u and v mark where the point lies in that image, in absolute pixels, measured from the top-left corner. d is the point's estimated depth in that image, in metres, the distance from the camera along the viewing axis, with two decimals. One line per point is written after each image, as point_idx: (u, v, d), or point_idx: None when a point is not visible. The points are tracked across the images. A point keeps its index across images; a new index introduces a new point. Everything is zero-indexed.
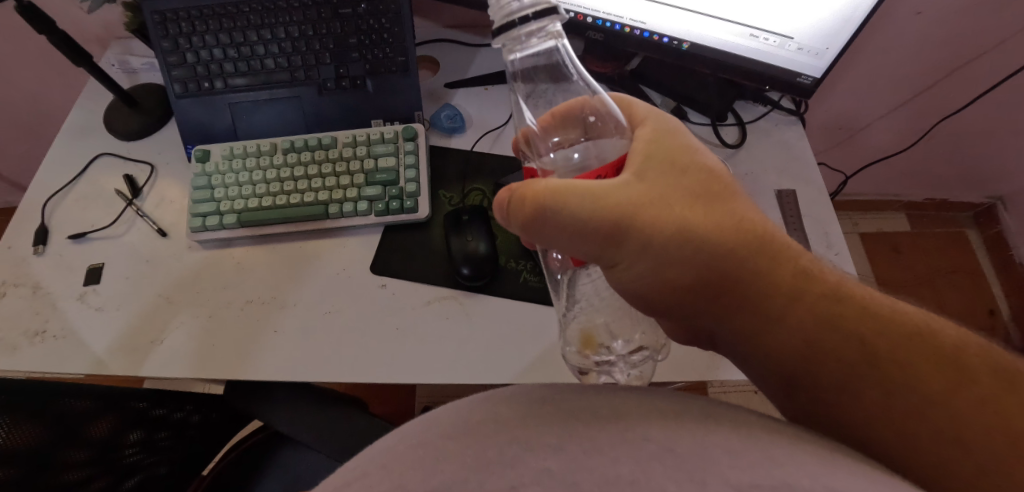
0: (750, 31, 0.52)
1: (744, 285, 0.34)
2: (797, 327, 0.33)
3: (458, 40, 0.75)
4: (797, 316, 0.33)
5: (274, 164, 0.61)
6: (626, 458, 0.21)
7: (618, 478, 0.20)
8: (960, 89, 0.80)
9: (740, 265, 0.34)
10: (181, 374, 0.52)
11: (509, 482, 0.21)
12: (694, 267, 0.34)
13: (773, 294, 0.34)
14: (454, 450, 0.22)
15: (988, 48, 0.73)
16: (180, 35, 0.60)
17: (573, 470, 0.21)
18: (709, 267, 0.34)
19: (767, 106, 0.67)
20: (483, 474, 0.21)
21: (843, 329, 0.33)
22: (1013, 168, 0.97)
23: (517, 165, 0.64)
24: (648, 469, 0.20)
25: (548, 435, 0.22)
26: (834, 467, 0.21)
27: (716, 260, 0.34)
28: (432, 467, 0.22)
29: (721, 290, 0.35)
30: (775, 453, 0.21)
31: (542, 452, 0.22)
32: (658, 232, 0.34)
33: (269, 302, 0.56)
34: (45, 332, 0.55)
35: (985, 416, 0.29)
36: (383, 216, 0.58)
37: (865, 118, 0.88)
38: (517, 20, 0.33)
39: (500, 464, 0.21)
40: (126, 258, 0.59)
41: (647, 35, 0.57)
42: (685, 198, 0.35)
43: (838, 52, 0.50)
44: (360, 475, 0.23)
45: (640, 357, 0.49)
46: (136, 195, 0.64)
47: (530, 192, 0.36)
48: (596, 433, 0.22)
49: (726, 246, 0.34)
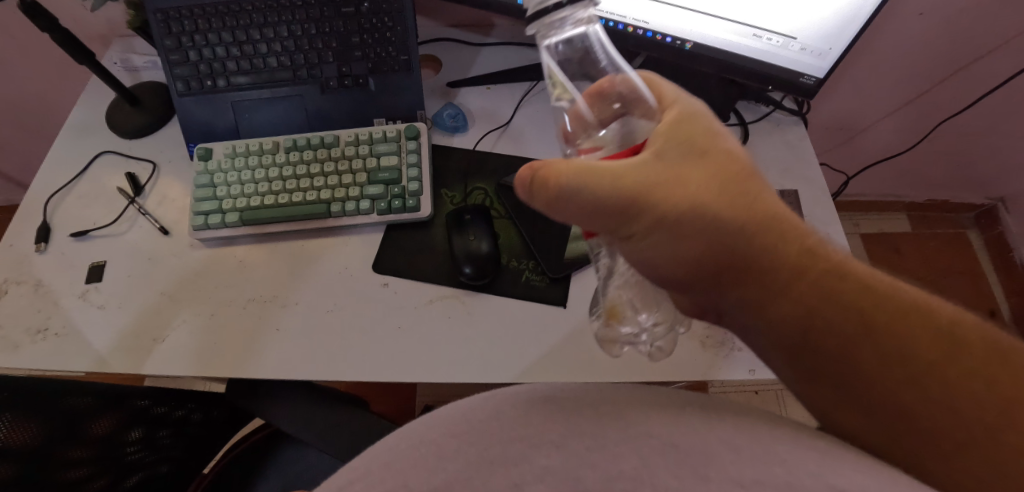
0: (753, 31, 0.52)
1: (748, 260, 0.34)
2: (802, 299, 0.33)
3: (460, 40, 0.75)
4: (802, 292, 0.33)
5: (277, 162, 0.61)
6: (628, 455, 0.21)
7: (620, 475, 0.20)
8: (961, 90, 0.80)
9: (746, 240, 0.34)
10: (183, 372, 0.52)
11: (511, 480, 0.21)
12: (699, 244, 0.34)
13: (781, 268, 0.34)
14: (457, 448, 0.22)
15: (990, 48, 0.73)
16: (183, 34, 0.60)
17: (575, 467, 0.21)
18: (715, 243, 0.34)
19: (769, 106, 0.67)
20: (486, 472, 0.21)
21: (850, 304, 0.32)
22: (1014, 169, 0.97)
23: (519, 164, 0.64)
24: (650, 466, 0.21)
25: (551, 432, 0.22)
26: (837, 463, 0.21)
27: (721, 236, 0.34)
28: (436, 465, 0.22)
29: (726, 264, 0.35)
30: (777, 449, 0.21)
31: (545, 450, 0.22)
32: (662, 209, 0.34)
33: (270, 301, 0.56)
34: (47, 330, 0.55)
35: (981, 395, 0.29)
36: (386, 214, 0.58)
37: (867, 119, 0.88)
38: (551, 5, 0.34)
39: (503, 462, 0.21)
40: (128, 255, 0.59)
41: (650, 34, 0.57)
42: (692, 175, 0.34)
43: (841, 52, 0.50)
44: (362, 472, 0.23)
45: (660, 328, 0.50)
46: (138, 193, 0.64)
47: (546, 169, 0.37)
48: (599, 430, 0.22)
49: (733, 223, 0.34)
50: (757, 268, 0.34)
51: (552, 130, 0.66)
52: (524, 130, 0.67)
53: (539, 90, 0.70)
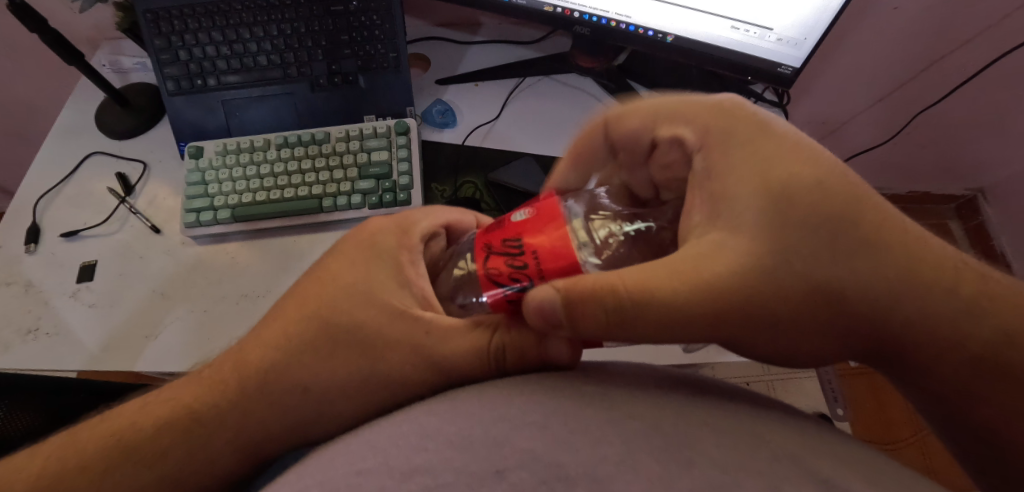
0: (731, 23, 0.53)
1: (860, 326, 0.30)
2: (970, 347, 0.30)
3: (447, 38, 0.76)
4: (969, 341, 0.30)
5: (268, 159, 0.62)
6: (614, 438, 0.23)
7: (605, 458, 0.22)
8: (935, 83, 0.83)
9: (862, 309, 0.30)
10: (175, 369, 0.52)
11: (493, 464, 0.22)
12: (795, 319, 0.30)
13: (925, 318, 0.30)
14: (440, 431, 0.24)
15: (964, 41, 0.75)
16: (172, 33, 0.61)
17: (559, 451, 0.22)
18: (814, 311, 0.30)
19: (750, 98, 0.69)
20: (468, 454, 0.23)
21: (983, 319, 0.29)
22: (992, 161, 0.99)
23: (508, 159, 0.65)
24: (634, 449, 0.22)
25: (534, 415, 0.24)
26: (799, 444, 0.23)
27: (831, 308, 0.30)
28: (418, 451, 0.23)
29: (840, 337, 0.31)
30: (763, 435, 0.23)
31: (529, 432, 0.23)
32: (744, 290, 0.29)
33: (263, 296, 0.56)
34: (37, 330, 0.55)
35: None
36: (377, 209, 0.59)
37: (845, 112, 0.91)
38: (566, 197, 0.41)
39: (486, 444, 0.23)
40: (118, 254, 0.60)
41: (632, 29, 0.58)
42: (776, 247, 0.30)
43: (816, 42, 0.52)
44: (348, 453, 0.25)
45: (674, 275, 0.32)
46: (129, 192, 0.64)
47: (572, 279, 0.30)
48: (583, 414, 0.24)
49: (818, 287, 0.30)
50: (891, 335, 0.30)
51: (539, 124, 0.68)
52: (511, 126, 0.68)
53: (527, 86, 0.71)
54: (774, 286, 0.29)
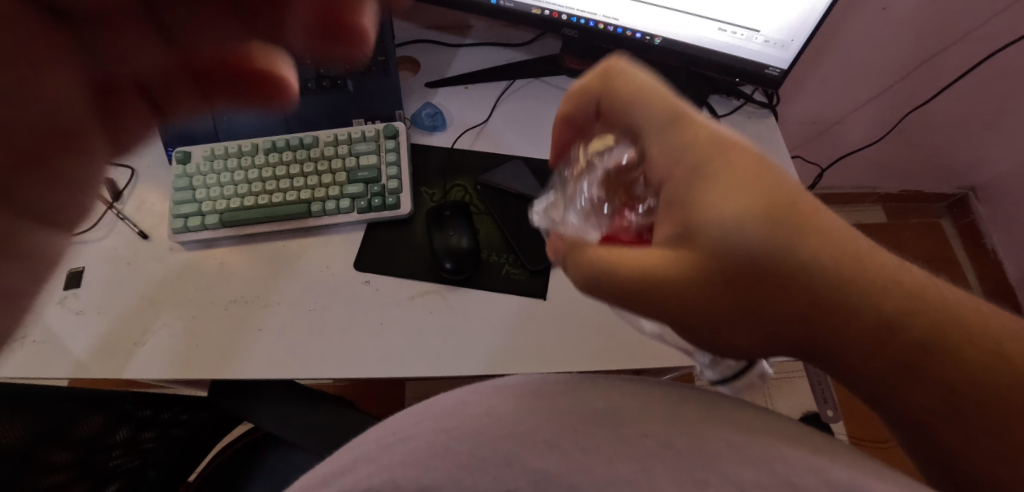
0: (719, 25, 0.53)
1: (816, 321, 0.26)
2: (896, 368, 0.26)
3: (436, 40, 0.75)
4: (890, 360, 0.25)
5: (256, 164, 0.61)
6: (628, 455, 0.21)
7: (617, 478, 0.20)
8: (926, 82, 0.83)
9: (824, 279, 0.26)
10: (162, 377, 0.52)
11: (500, 480, 0.20)
12: (722, 322, 0.29)
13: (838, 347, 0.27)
14: (444, 442, 0.22)
15: (956, 38, 0.75)
16: None
17: (569, 471, 0.20)
18: (727, 318, 0.29)
19: (740, 100, 0.69)
20: (477, 473, 0.21)
21: (892, 346, 0.25)
22: (983, 159, 1.00)
23: (497, 162, 0.65)
24: (649, 470, 0.20)
25: (544, 431, 0.22)
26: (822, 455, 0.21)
27: (800, 311, 0.26)
28: (422, 466, 0.21)
29: (777, 337, 0.28)
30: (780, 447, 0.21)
31: (537, 449, 0.21)
32: (696, 305, 0.29)
33: (252, 302, 0.56)
34: (23, 338, 0.54)
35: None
36: (366, 213, 0.59)
37: (837, 112, 0.91)
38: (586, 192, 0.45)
39: (494, 459, 0.21)
40: (106, 261, 0.59)
41: (621, 31, 0.59)
42: (702, 267, 0.28)
43: (803, 43, 0.52)
44: (343, 471, 0.23)
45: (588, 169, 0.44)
46: (116, 198, 0.63)
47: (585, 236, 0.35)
48: (594, 430, 0.22)
49: (721, 300, 0.28)
50: (835, 322, 0.26)
51: (530, 128, 0.68)
52: (501, 130, 0.68)
53: (516, 89, 0.71)
54: (718, 299, 0.28)
